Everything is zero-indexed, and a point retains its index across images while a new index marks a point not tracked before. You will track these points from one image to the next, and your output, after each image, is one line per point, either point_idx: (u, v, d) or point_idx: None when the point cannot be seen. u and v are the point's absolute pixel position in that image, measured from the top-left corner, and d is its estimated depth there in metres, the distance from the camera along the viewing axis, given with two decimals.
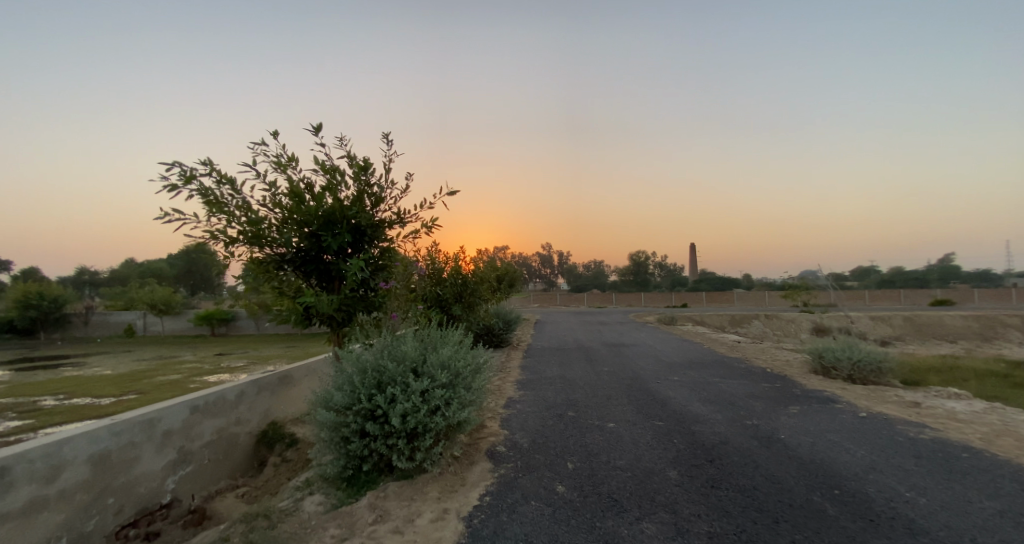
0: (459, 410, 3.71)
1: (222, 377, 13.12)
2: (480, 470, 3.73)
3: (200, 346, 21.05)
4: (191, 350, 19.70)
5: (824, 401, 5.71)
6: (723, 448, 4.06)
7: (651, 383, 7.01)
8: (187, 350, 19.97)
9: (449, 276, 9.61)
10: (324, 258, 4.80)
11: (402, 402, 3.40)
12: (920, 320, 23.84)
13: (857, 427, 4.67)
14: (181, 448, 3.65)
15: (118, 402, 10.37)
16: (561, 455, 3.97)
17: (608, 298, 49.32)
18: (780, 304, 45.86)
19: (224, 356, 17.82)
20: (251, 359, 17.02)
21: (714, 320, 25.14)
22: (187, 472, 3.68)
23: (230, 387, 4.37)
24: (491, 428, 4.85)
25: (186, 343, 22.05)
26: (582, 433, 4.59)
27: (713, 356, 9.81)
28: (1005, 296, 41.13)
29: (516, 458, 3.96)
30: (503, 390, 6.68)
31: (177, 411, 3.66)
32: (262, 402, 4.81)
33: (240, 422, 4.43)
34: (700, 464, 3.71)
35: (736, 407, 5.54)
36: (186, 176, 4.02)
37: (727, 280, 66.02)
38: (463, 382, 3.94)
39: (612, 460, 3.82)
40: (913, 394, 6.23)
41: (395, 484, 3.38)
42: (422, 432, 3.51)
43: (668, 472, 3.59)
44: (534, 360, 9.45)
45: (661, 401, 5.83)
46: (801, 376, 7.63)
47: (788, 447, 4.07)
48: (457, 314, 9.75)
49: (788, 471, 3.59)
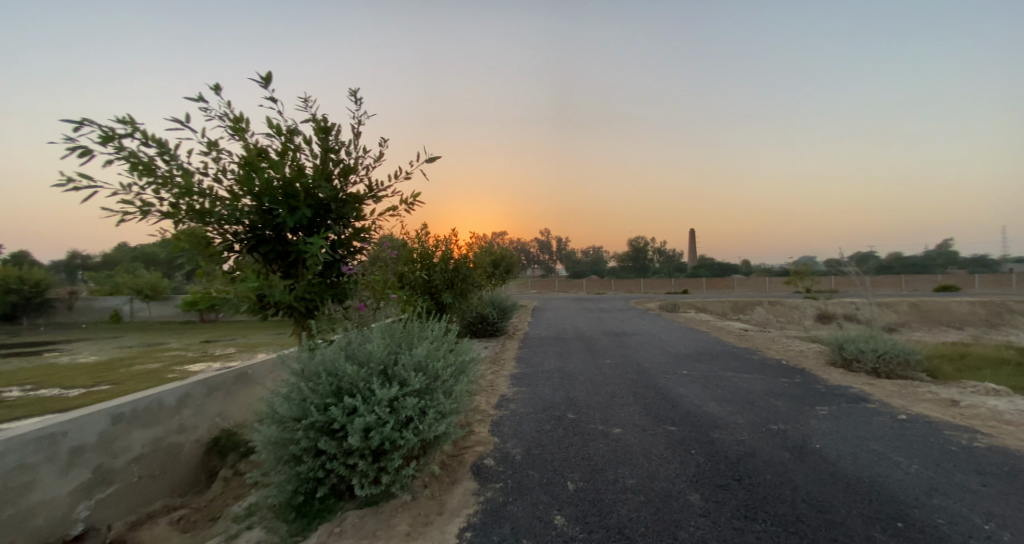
0: (436, 421, 3.06)
1: (205, 367, 12.52)
2: (463, 492, 3.09)
3: (188, 332, 20.45)
4: (177, 337, 19.09)
5: (854, 401, 5.07)
6: (751, 463, 3.42)
7: (658, 378, 6.36)
8: (173, 337, 19.37)
9: (438, 263, 8.91)
10: (283, 238, 4.10)
11: (363, 414, 2.75)
12: (926, 306, 23.28)
13: (900, 432, 4.04)
14: (97, 467, 3.01)
15: (89, 393, 9.77)
16: (560, 472, 3.34)
17: (607, 283, 48.73)
18: (781, 290, 45.34)
19: (210, 343, 17.19)
20: (238, 347, 16.44)
21: (717, 306, 24.54)
22: (105, 495, 3.04)
23: (170, 390, 3.73)
24: (480, 435, 4.21)
25: (174, 329, 21.42)
26: (584, 442, 3.97)
27: (722, 346, 9.19)
28: (1008, 282, 40.61)
29: (508, 476, 3.32)
30: (495, 386, 6.04)
31: (93, 423, 3.00)
32: (211, 405, 4.18)
33: (183, 430, 3.81)
34: (726, 485, 3.06)
35: (757, 407, 4.90)
36: (105, 136, 3.32)
37: (727, 265, 65.36)
38: (442, 386, 3.29)
39: (621, 480, 3.19)
40: (949, 389, 5.60)
41: (356, 514, 2.75)
42: (389, 450, 2.86)
43: (689, 496, 2.93)
44: (531, 352, 8.81)
45: (671, 401, 5.20)
46: (820, 369, 7.00)
47: (827, 460, 3.43)
48: (448, 303, 9.09)
49: (834, 491, 2.93)
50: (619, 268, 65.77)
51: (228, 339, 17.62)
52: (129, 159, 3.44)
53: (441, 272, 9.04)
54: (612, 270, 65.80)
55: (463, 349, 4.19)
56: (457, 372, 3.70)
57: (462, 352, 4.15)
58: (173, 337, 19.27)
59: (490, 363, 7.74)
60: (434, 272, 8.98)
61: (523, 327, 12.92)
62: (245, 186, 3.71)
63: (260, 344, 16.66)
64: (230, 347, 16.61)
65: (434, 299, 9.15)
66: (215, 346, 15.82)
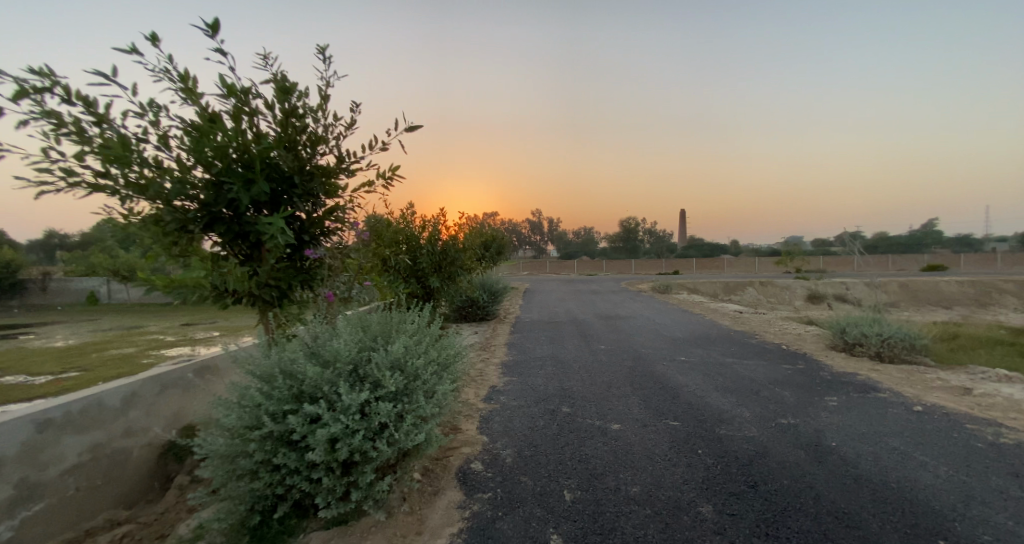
0: (415, 428, 2.69)
1: (182, 351, 11.99)
2: (446, 505, 2.73)
3: (167, 315, 19.78)
4: (156, 320, 18.42)
5: (863, 390, 4.81)
6: (765, 465, 3.10)
7: (655, 365, 6.06)
8: (152, 320, 18.71)
9: (424, 245, 8.41)
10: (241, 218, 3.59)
11: (328, 425, 2.35)
12: (915, 286, 23.43)
13: (917, 425, 3.77)
14: (22, 482, 2.57)
15: (55, 380, 9.24)
16: (555, 478, 3.00)
17: (599, 264, 48.52)
18: (771, 271, 45.58)
19: (189, 326, 16.57)
20: (218, 330, 15.86)
21: (708, 287, 24.40)
22: (32, 514, 2.61)
23: (113, 391, 3.28)
24: (467, 433, 3.86)
25: (152, 312, 20.68)
26: (580, 441, 3.65)
27: (718, 329, 8.94)
28: (992, 262, 41.23)
29: (497, 484, 2.97)
30: (484, 376, 5.69)
31: (13, 432, 2.54)
32: (165, 405, 3.74)
33: (129, 435, 3.37)
34: (740, 492, 2.75)
35: (761, 398, 4.60)
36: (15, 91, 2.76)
37: (718, 246, 65.54)
38: (423, 387, 2.90)
39: (623, 487, 2.86)
40: (959, 376, 5.37)
41: (321, 537, 2.37)
42: (360, 463, 2.48)
43: (702, 508, 2.60)
44: (522, 337, 8.46)
45: (670, 391, 4.89)
46: (823, 354, 6.77)
47: (847, 461, 3.13)
48: (435, 287, 8.66)
49: (860, 500, 2.63)
50: (610, 248, 65.58)
51: (208, 322, 17.00)
52: (49, 120, 2.92)
53: (427, 254, 8.55)
54: (603, 251, 65.60)
55: (449, 340, 3.79)
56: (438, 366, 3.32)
57: (448, 343, 3.75)
58: (151, 320, 18.59)
59: (479, 350, 7.39)
60: (420, 255, 8.49)
61: (514, 310, 12.54)
62: (194, 153, 3.20)
63: (243, 328, 16.15)
64: (210, 330, 16.02)
65: (420, 282, 8.71)
66: (194, 329, 15.23)
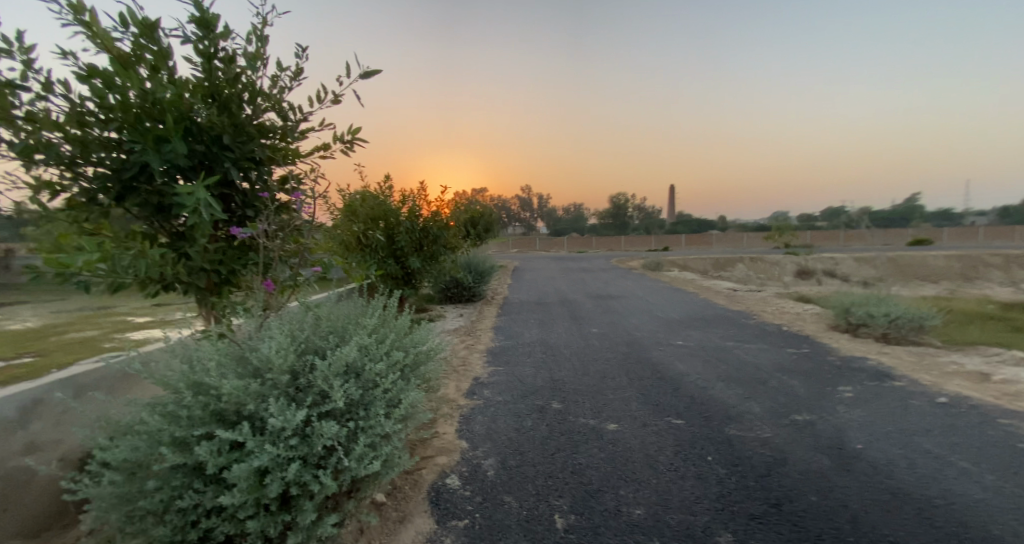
0: (370, 449, 2.18)
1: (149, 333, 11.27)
2: (411, 538, 2.24)
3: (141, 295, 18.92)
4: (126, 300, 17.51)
5: (877, 379, 4.43)
6: (786, 476, 2.68)
7: (651, 351, 5.63)
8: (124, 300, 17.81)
9: (402, 223, 7.79)
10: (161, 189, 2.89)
11: (252, 456, 1.81)
12: (903, 262, 23.45)
13: (944, 421, 3.41)
14: None
15: (5, 367, 8.53)
16: (544, 498, 2.54)
17: (588, 241, 48.00)
18: (760, 246, 45.59)
19: (162, 307, 15.79)
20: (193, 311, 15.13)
21: (698, 263, 24.04)
22: None
23: (10, 399, 2.66)
24: (444, 437, 3.38)
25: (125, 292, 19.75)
26: (573, 445, 3.20)
27: (714, 309, 8.54)
28: (974, 236, 41.76)
29: (475, 507, 2.50)
30: (467, 367, 5.20)
31: None
32: (84, 411, 3.14)
33: (36, 450, 2.78)
34: (761, 515, 2.32)
35: (770, 389, 4.20)
36: None
37: (707, 222, 65.34)
38: (382, 396, 2.39)
39: (625, 509, 2.41)
40: (974, 361, 5.06)
41: None
42: (300, 500, 1.96)
43: (719, 537, 2.16)
44: (510, 320, 7.96)
45: (670, 382, 4.48)
46: (826, 336, 6.43)
47: (880, 470, 2.72)
48: (416, 268, 8.07)
49: (904, 523, 2.22)
50: (600, 224, 64.99)
51: (180, 300, 16.12)
52: None
53: (406, 233, 7.94)
54: (593, 227, 64.96)
55: (420, 333, 3.26)
56: (405, 367, 2.79)
57: (419, 338, 3.21)
58: (121, 300, 17.67)
59: (464, 335, 6.88)
60: (398, 233, 7.88)
61: (502, 290, 12.00)
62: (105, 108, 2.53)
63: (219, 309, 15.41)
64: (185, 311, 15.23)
65: (399, 263, 8.13)
66: (163, 307, 14.38)
